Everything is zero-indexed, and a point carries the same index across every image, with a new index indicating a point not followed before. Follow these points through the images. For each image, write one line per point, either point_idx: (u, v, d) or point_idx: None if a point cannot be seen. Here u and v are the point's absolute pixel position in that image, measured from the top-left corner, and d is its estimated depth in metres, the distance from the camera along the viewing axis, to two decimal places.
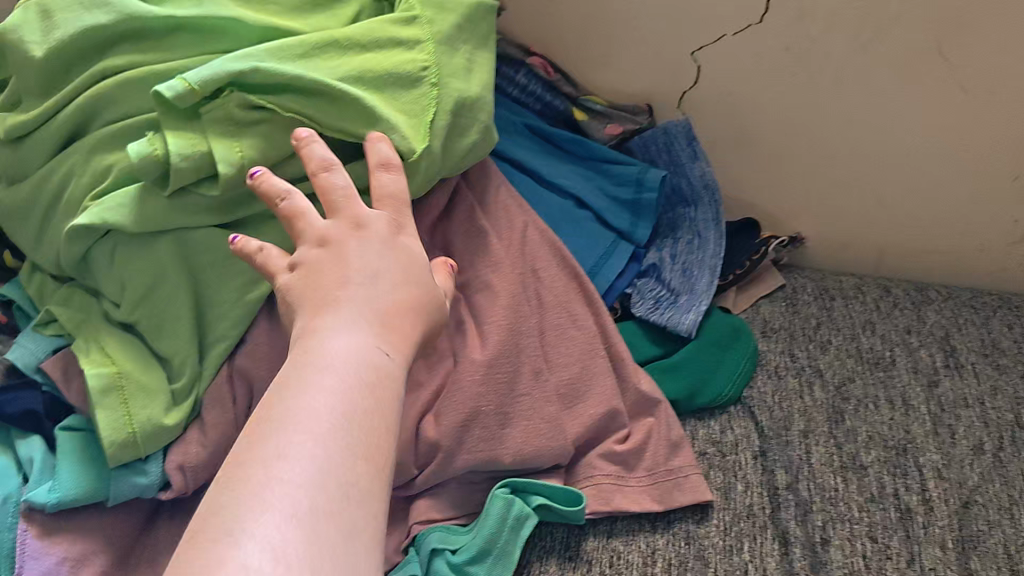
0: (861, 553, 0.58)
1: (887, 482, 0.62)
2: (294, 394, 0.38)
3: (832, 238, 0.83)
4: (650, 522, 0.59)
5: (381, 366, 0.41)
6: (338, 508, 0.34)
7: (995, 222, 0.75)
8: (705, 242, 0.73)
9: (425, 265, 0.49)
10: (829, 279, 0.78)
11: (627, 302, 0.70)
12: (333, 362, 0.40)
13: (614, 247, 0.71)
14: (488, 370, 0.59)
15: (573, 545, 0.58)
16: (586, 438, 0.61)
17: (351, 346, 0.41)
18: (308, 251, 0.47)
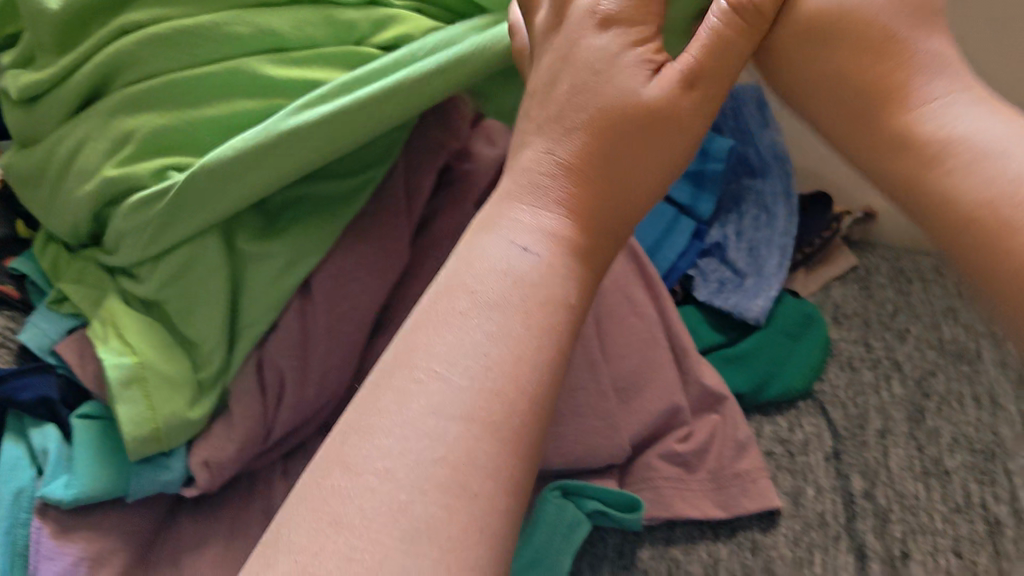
0: (946, 570, 0.52)
1: (975, 490, 0.55)
2: (465, 285, 0.33)
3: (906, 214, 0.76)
4: (713, 530, 0.55)
5: (563, 289, 0.34)
6: (458, 460, 0.27)
7: None
8: (775, 217, 0.64)
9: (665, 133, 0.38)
10: (905, 258, 0.71)
11: (689, 285, 0.62)
12: (499, 273, 0.33)
13: (675, 223, 0.64)
14: None
15: (628, 553, 0.54)
16: (643, 436, 0.56)
17: (517, 255, 0.34)
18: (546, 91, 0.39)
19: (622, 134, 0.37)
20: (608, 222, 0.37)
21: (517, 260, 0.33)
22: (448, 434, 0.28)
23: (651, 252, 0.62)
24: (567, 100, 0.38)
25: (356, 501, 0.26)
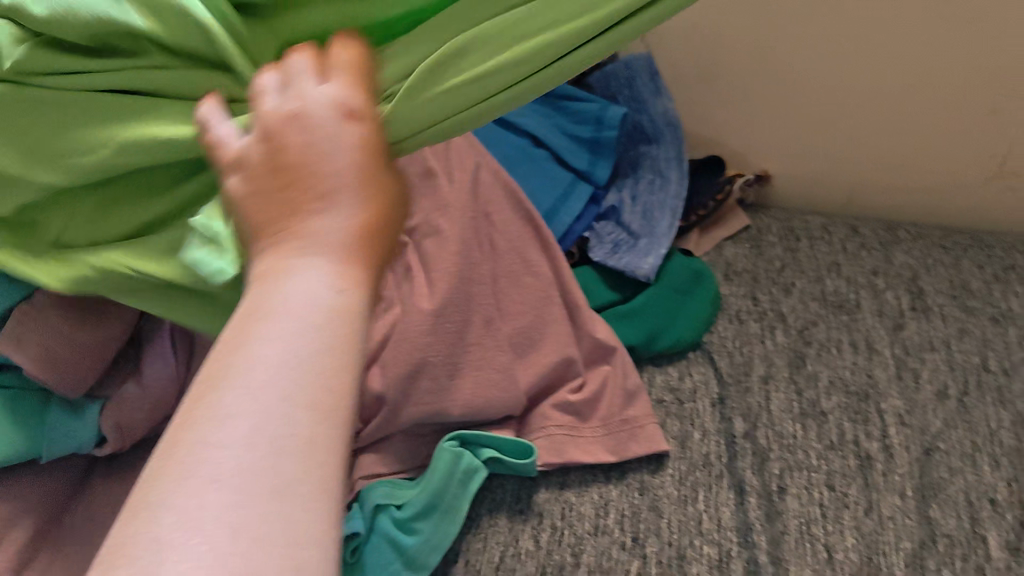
0: (818, 502, 0.56)
1: (848, 428, 0.59)
2: (239, 347, 0.30)
3: (799, 175, 0.78)
4: (605, 474, 0.59)
5: (352, 323, 0.32)
6: (258, 512, 0.26)
7: (974, 159, 0.69)
8: (667, 181, 0.67)
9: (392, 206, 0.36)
10: (796, 219, 0.75)
11: (585, 246, 0.65)
12: (279, 319, 0.30)
13: (572, 189, 0.65)
14: (436, 320, 0.57)
15: (525, 497, 0.57)
16: (539, 388, 0.59)
17: (305, 297, 0.31)
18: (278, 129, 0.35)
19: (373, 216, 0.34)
20: (381, 255, 0.35)
21: (304, 300, 0.31)
22: (247, 477, 0.26)
23: (548, 216, 0.63)
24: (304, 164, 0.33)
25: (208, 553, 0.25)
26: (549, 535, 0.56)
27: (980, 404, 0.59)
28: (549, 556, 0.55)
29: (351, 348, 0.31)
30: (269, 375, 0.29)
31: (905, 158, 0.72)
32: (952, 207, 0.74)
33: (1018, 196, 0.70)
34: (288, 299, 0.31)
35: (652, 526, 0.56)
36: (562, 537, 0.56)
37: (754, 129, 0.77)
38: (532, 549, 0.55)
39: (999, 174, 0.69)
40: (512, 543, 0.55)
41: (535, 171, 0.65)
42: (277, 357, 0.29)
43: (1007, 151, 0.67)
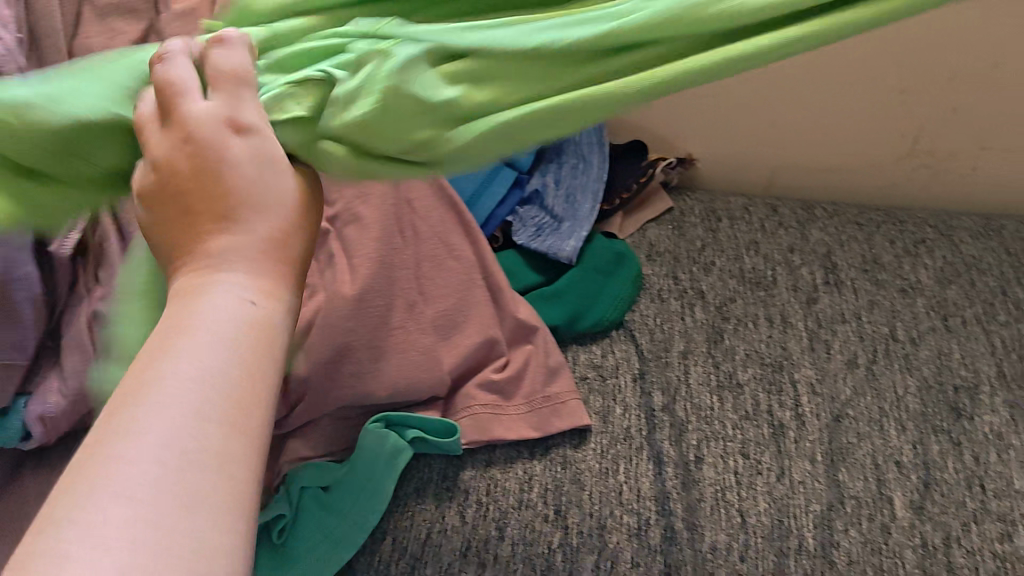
0: (734, 469, 0.58)
1: (762, 398, 0.61)
2: (163, 352, 0.30)
3: (718, 159, 0.80)
4: (530, 450, 0.60)
5: (271, 338, 0.33)
6: (186, 507, 0.26)
7: (883, 135, 0.71)
8: (589, 166, 0.70)
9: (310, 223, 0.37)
10: (719, 201, 0.78)
11: (508, 230, 0.67)
12: (202, 327, 0.31)
13: (494, 173, 0.67)
14: (359, 304, 0.58)
15: (451, 476, 0.59)
16: (462, 368, 0.61)
17: (226, 306, 0.32)
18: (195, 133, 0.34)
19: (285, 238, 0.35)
20: (293, 274, 0.35)
21: (224, 310, 0.32)
22: (172, 474, 0.27)
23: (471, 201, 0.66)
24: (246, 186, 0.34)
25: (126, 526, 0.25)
26: (474, 511, 0.58)
27: (887, 372, 0.61)
28: (474, 530, 0.57)
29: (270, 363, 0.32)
30: (187, 374, 0.29)
31: (824, 140, 0.74)
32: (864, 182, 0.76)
33: (931, 171, 0.73)
34: (209, 309, 0.32)
35: (576, 498, 0.58)
36: (487, 512, 0.58)
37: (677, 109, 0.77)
38: (457, 525, 0.57)
39: (908, 154, 0.72)
40: (438, 520, 0.57)
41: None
42: (202, 358, 0.30)
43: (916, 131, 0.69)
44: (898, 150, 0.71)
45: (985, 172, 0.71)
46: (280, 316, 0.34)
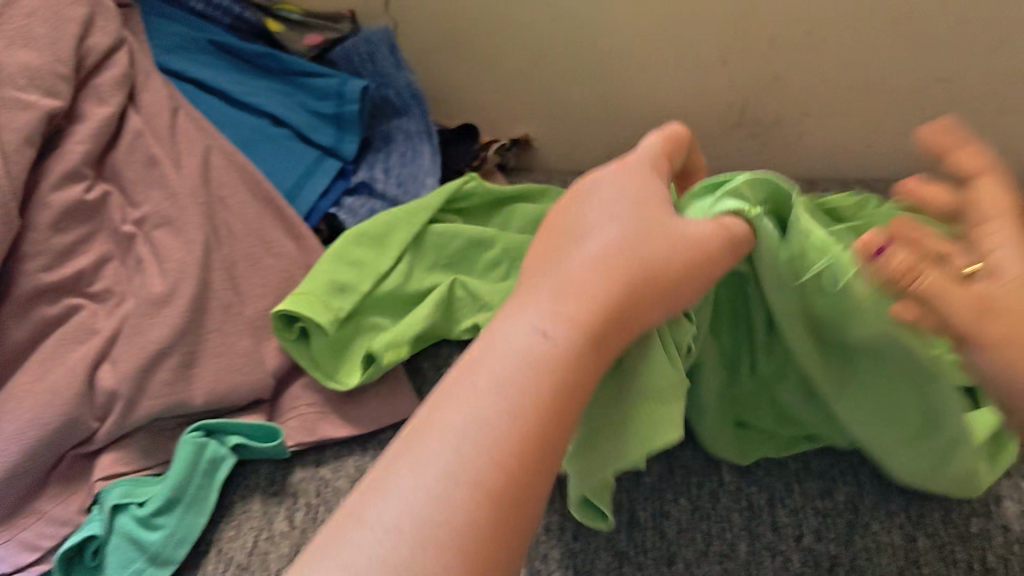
0: None
1: None
2: (463, 377, 0.35)
3: (557, 137, 0.82)
4: (361, 445, 0.60)
5: (574, 364, 0.35)
6: (428, 523, 0.30)
7: (713, 109, 0.78)
8: (420, 155, 0.71)
9: (636, 262, 0.39)
10: (553, 180, 0.81)
11: (333, 222, 0.67)
12: (510, 350, 0.35)
13: (318, 165, 0.69)
14: (167, 305, 0.57)
15: (279, 480, 0.59)
16: (285, 368, 0.61)
17: (524, 334, 0.36)
18: (609, 223, 0.41)
19: (628, 293, 0.39)
20: (609, 343, 0.37)
21: (521, 332, 0.36)
22: (420, 500, 0.30)
23: (290, 194, 0.67)
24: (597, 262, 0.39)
25: (406, 511, 0.30)
26: (303, 514, 0.57)
27: None
28: (303, 535, 0.56)
29: (565, 376, 0.35)
30: (505, 364, 0.34)
31: (674, 97, 0.78)
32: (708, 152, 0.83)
33: (738, 110, 0.78)
34: (520, 330, 0.36)
35: None
36: (316, 515, 0.57)
37: (508, 97, 0.79)
38: (286, 530, 0.57)
39: (739, 123, 0.80)
40: (266, 526, 0.57)
41: (278, 152, 0.68)
42: (483, 393, 0.33)
43: (742, 99, 0.77)
44: (727, 120, 0.79)
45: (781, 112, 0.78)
46: (581, 344, 0.36)
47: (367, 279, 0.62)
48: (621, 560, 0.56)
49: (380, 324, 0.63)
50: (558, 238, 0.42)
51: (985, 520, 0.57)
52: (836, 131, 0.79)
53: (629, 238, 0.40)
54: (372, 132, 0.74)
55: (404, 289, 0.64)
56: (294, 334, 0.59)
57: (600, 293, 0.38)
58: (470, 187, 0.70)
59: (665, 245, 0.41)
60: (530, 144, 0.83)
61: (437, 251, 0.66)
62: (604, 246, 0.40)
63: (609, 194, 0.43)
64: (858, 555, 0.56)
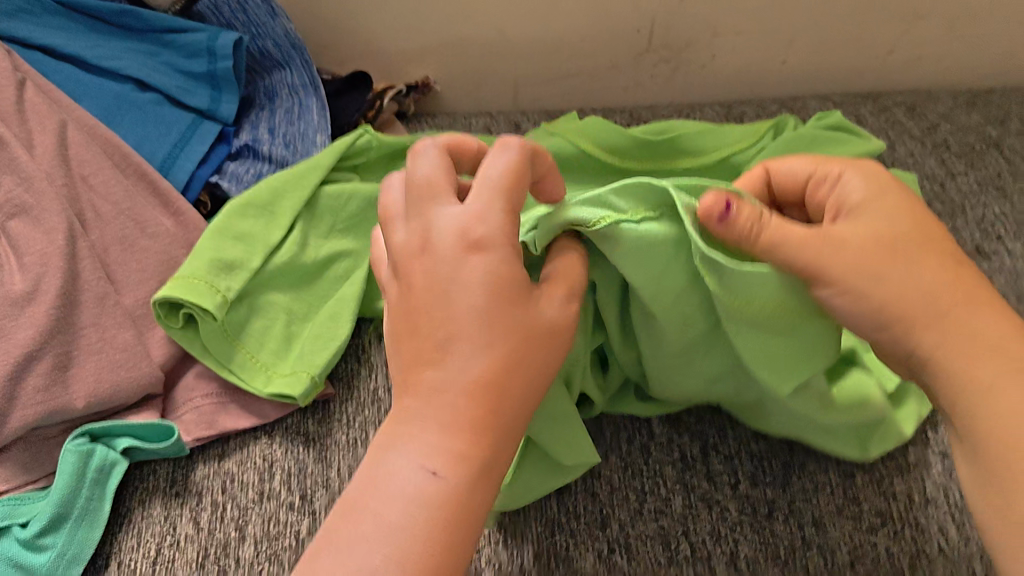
0: None
1: None
2: (357, 518, 0.36)
3: (458, 76, 0.77)
4: (267, 433, 0.56)
5: (466, 501, 0.36)
6: None
7: (622, 35, 0.73)
8: (308, 109, 0.65)
9: (514, 366, 0.38)
10: (458, 120, 0.74)
11: (214, 191, 0.62)
12: (402, 488, 0.36)
13: (193, 130, 0.63)
14: (31, 304, 0.53)
15: (181, 479, 0.54)
16: (174, 357, 0.56)
17: (408, 475, 0.36)
18: (468, 320, 0.38)
19: (510, 393, 0.38)
20: (494, 455, 0.38)
21: (409, 478, 0.36)
22: None
23: (164, 165, 0.61)
24: (467, 376, 0.37)
25: None
26: (209, 514, 0.52)
27: None
28: (211, 536, 0.51)
29: (455, 517, 0.36)
30: (398, 521, 0.35)
31: (577, 27, 0.73)
32: (618, 83, 0.78)
33: (648, 35, 0.73)
34: (405, 477, 0.36)
35: (320, 479, 0.53)
36: (224, 513, 0.52)
37: (400, 36, 0.73)
38: (191, 533, 0.52)
39: (647, 49, 0.75)
40: (169, 531, 0.52)
41: (146, 119, 0.63)
42: (382, 538, 0.35)
43: (651, 22, 0.72)
44: (635, 48, 0.75)
45: (694, 33, 0.73)
46: (468, 477, 0.37)
47: (256, 255, 0.57)
48: (553, 527, 0.54)
49: (277, 300, 0.58)
50: (413, 323, 0.39)
51: (921, 449, 0.56)
52: (746, 51, 0.76)
53: (501, 337, 0.38)
54: (255, 90, 0.68)
55: (302, 260, 0.59)
56: (180, 321, 0.54)
57: (470, 405, 0.37)
58: (365, 141, 0.64)
59: (528, 340, 0.39)
60: (431, 87, 0.77)
61: (334, 215, 0.60)
62: (474, 357, 0.38)
63: (469, 270, 0.38)
64: (795, 497, 0.55)
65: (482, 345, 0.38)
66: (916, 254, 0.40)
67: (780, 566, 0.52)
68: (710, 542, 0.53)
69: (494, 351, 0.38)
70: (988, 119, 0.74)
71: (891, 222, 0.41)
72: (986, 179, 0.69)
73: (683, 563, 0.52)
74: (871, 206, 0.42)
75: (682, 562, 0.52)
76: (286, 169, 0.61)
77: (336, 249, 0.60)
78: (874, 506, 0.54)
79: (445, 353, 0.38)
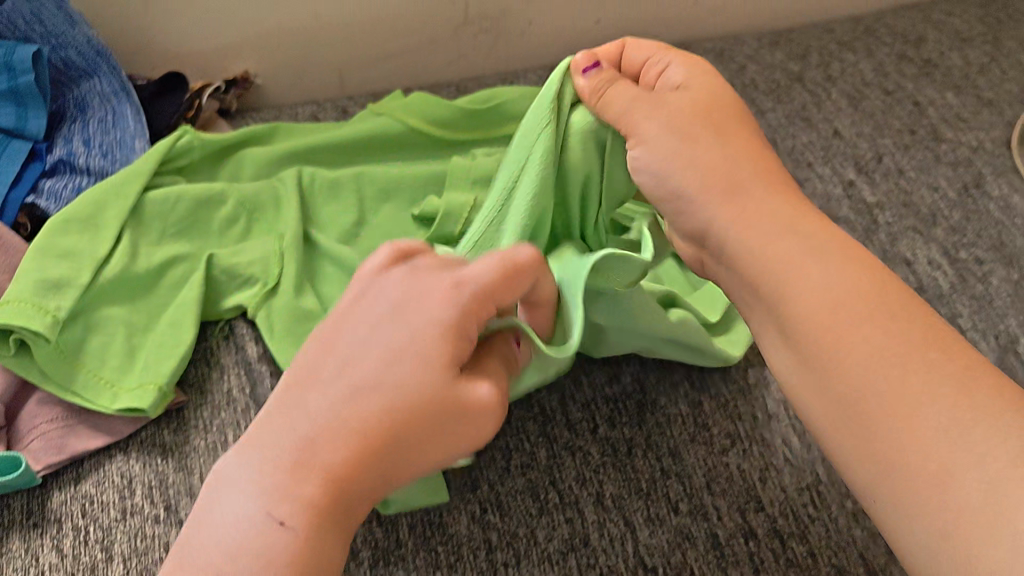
0: None
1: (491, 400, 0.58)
2: (200, 556, 0.35)
3: (279, 69, 0.76)
4: (122, 450, 0.55)
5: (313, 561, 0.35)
6: None
7: (437, 10, 0.75)
8: (122, 116, 0.64)
9: (408, 430, 0.37)
10: (284, 112, 0.73)
11: (35, 211, 0.59)
12: (249, 524, 0.35)
13: (2, 149, 0.60)
14: None
15: (37, 509, 0.52)
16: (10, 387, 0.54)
17: (254, 523, 0.35)
18: (380, 381, 0.38)
19: (396, 460, 0.37)
20: (346, 506, 0.37)
21: (263, 523, 0.35)
22: None
23: None
24: (355, 433, 0.37)
25: None
26: (72, 540, 0.51)
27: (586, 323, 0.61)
28: (77, 561, 0.50)
29: (301, 560, 0.35)
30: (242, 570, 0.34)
31: (391, 6, 0.73)
32: (442, 57, 0.79)
33: (462, 7, 0.75)
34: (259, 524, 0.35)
35: (183, 487, 0.53)
36: (87, 536, 0.51)
37: (212, 33, 0.71)
38: (55, 562, 0.50)
39: (465, 22, 0.76)
40: (32, 563, 0.50)
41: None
42: None
43: None
44: (453, 22, 0.76)
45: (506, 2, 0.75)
46: (324, 535, 0.35)
47: (83, 270, 0.56)
48: None
49: (114, 314, 0.56)
50: (317, 371, 0.39)
51: (760, 371, 0.61)
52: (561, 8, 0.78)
53: (396, 399, 0.37)
54: (62, 104, 0.66)
55: (133, 270, 0.57)
56: (11, 348, 0.53)
57: (348, 458, 0.36)
58: (185, 143, 0.63)
59: (423, 417, 0.37)
60: (252, 82, 0.76)
61: (162, 220, 0.60)
62: (369, 417, 0.37)
63: (415, 318, 0.39)
64: (651, 432, 0.58)
65: (378, 412, 0.37)
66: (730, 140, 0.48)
67: (644, 499, 0.55)
68: (577, 486, 0.55)
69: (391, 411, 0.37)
70: (790, 57, 0.79)
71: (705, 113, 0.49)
72: (792, 113, 0.74)
73: (554, 510, 0.54)
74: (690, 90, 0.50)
75: (553, 510, 0.54)
76: (106, 179, 0.60)
77: (170, 255, 0.59)
78: (723, 429, 0.57)
79: (351, 398, 0.38)
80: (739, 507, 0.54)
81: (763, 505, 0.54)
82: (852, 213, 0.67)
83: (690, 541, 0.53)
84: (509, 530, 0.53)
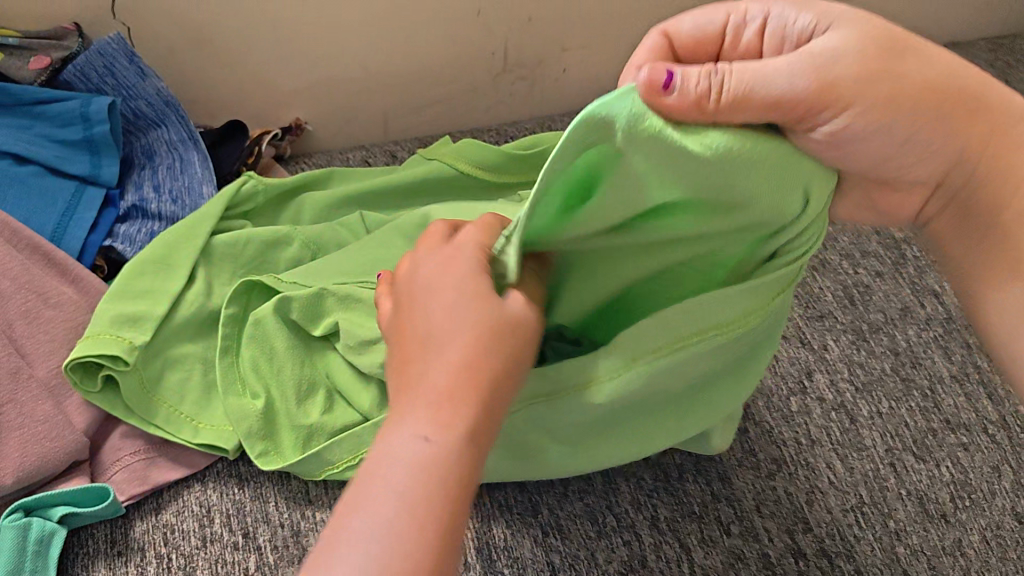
0: (492, 541, 0.56)
1: (567, 502, 0.58)
2: (362, 489, 0.35)
3: (329, 116, 0.80)
4: (199, 480, 0.57)
5: (452, 466, 0.36)
6: None
7: (478, 60, 0.79)
8: (189, 163, 0.67)
9: (508, 327, 0.39)
10: (335, 157, 0.77)
11: (111, 254, 0.63)
12: (404, 456, 0.35)
13: (80, 197, 0.64)
14: None
15: (120, 538, 0.54)
16: (95, 423, 0.57)
17: (410, 450, 0.36)
18: (474, 282, 0.40)
19: (507, 353, 0.39)
20: (481, 426, 0.37)
21: (402, 445, 0.36)
22: None
23: (56, 236, 0.61)
24: (470, 342, 0.38)
25: None
26: (156, 566, 0.53)
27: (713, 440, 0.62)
28: None
29: (452, 486, 0.35)
30: (398, 481, 0.35)
31: (437, 57, 0.78)
32: (481, 103, 0.84)
33: (501, 57, 0.80)
34: (395, 443, 0.36)
35: (260, 515, 0.56)
36: (170, 563, 0.53)
37: (269, 84, 0.75)
38: None
39: (504, 70, 0.81)
40: None
41: (29, 191, 0.63)
42: (383, 516, 0.34)
43: (504, 46, 0.79)
44: (492, 70, 0.81)
45: (541, 49, 0.80)
46: (462, 440, 0.36)
47: (161, 304, 0.58)
48: (489, 521, 0.57)
49: (189, 351, 0.59)
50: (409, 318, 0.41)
51: (801, 398, 0.64)
52: (595, 49, 0.83)
53: (498, 311, 0.39)
54: (131, 150, 0.69)
55: (206, 307, 0.60)
56: (97, 383, 0.56)
57: (472, 380, 0.37)
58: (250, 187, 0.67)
59: (518, 335, 0.39)
60: (303, 128, 0.79)
61: (233, 260, 0.63)
62: (481, 317, 0.39)
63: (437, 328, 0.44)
64: (700, 459, 0.61)
65: (482, 313, 0.39)
66: (916, 139, 0.39)
67: (697, 521, 0.57)
68: (632, 510, 0.58)
69: (509, 316, 0.39)
70: None
71: (896, 118, 0.37)
72: None
73: (612, 533, 0.57)
74: (845, 90, 0.36)
75: (611, 532, 0.57)
76: (176, 223, 0.63)
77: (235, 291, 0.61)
78: (769, 455, 0.60)
79: (443, 287, 0.40)
80: (788, 527, 0.57)
81: (810, 527, 0.57)
82: (881, 248, 0.74)
83: (743, 561, 0.55)
84: (571, 552, 0.56)
